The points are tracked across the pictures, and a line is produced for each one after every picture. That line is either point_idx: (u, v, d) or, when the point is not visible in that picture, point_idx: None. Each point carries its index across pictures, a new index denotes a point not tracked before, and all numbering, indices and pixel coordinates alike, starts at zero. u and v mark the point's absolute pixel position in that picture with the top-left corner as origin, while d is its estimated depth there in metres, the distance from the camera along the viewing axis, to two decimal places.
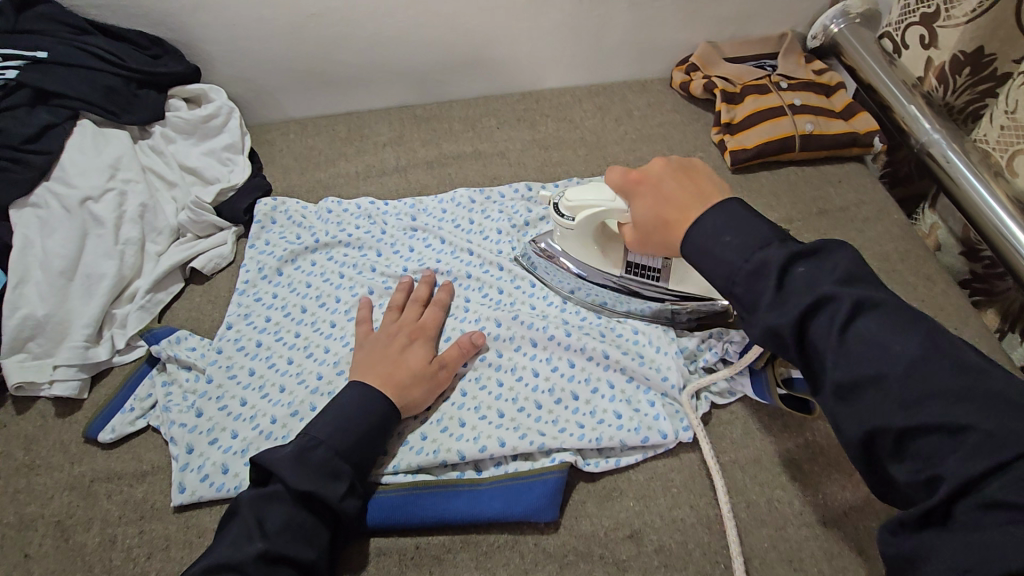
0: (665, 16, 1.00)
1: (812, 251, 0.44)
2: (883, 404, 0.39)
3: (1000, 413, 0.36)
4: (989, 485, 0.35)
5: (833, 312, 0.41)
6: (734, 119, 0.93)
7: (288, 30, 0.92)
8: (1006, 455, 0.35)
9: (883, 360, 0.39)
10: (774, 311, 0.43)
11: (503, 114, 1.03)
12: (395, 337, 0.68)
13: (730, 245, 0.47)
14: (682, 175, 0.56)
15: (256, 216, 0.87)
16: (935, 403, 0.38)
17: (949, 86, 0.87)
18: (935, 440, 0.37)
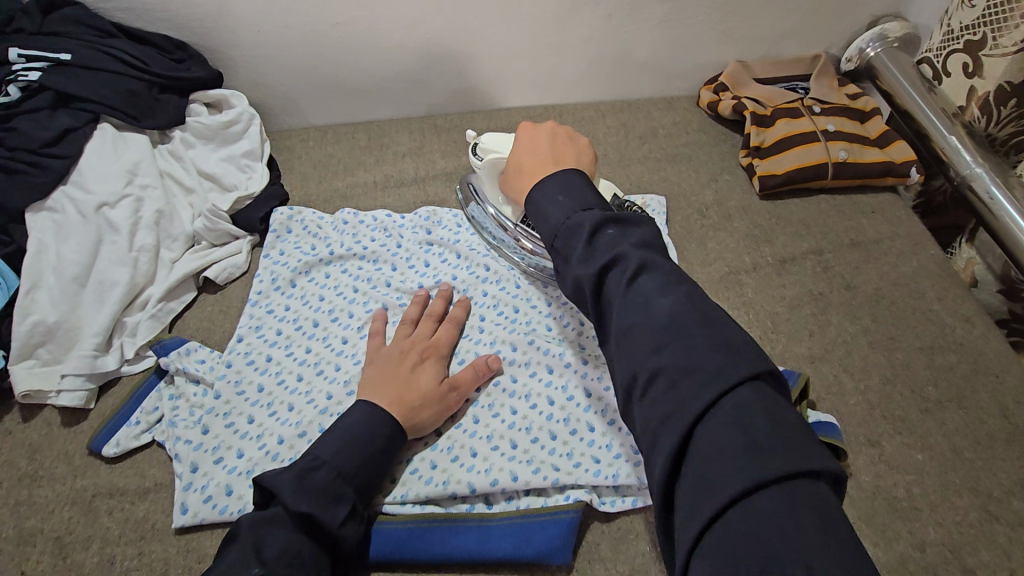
0: (695, 34, 0.98)
1: (622, 218, 0.48)
2: (669, 380, 0.39)
3: (738, 353, 0.39)
4: (713, 416, 0.36)
5: (625, 266, 0.45)
6: (764, 143, 0.90)
7: (312, 38, 0.91)
8: (728, 385, 0.37)
9: (651, 309, 0.42)
10: (581, 265, 0.47)
11: (526, 127, 1.01)
12: (406, 355, 0.66)
13: (562, 205, 0.51)
14: (561, 140, 0.62)
15: (271, 225, 0.85)
16: (686, 348, 0.39)
17: (993, 117, 0.84)
18: (668, 381, 0.39)
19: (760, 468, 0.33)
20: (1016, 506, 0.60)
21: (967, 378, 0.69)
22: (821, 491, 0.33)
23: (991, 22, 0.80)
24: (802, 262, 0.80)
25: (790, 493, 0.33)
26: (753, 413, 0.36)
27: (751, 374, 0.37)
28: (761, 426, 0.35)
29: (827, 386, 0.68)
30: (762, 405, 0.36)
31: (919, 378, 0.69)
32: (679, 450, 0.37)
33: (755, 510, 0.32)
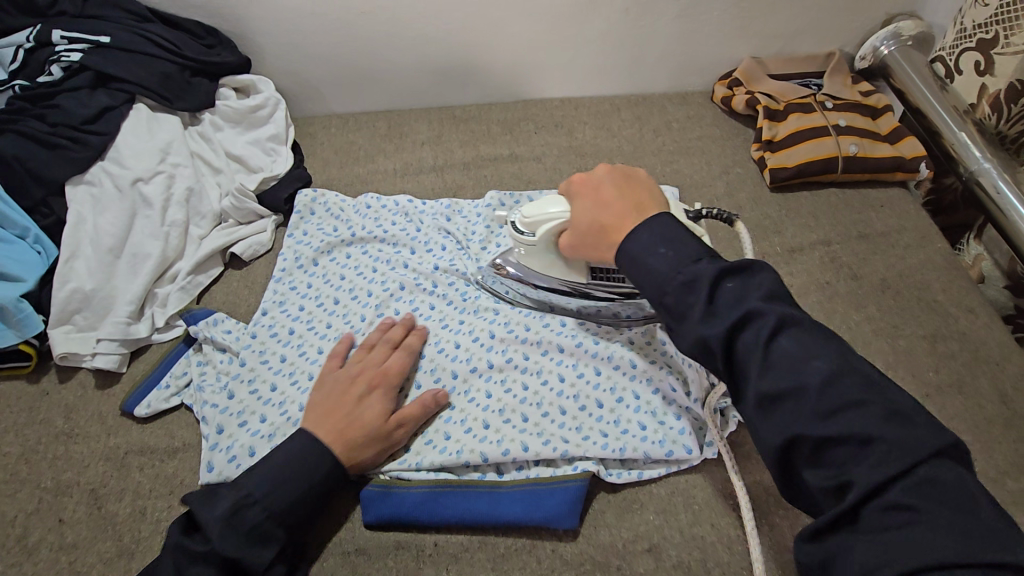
0: (710, 29, 1.00)
1: (742, 267, 0.46)
2: (840, 446, 0.39)
3: (913, 424, 0.38)
4: (894, 489, 0.36)
5: (759, 327, 0.43)
6: (775, 137, 0.92)
7: (337, 27, 0.94)
8: (916, 463, 0.36)
9: (802, 371, 0.41)
10: (706, 323, 0.44)
11: (542, 119, 1.04)
12: (352, 386, 0.65)
13: (665, 257, 0.49)
14: (620, 181, 0.60)
15: (295, 206, 0.88)
16: (850, 411, 0.39)
17: (1004, 115, 0.85)
18: (849, 448, 0.38)
19: (966, 553, 0.33)
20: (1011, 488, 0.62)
21: (969, 367, 0.70)
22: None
23: (1003, 21, 0.82)
24: (810, 252, 0.82)
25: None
26: (939, 496, 0.35)
27: (937, 452, 0.37)
28: (943, 502, 0.35)
29: None
30: (938, 479, 0.36)
31: (920, 365, 0.71)
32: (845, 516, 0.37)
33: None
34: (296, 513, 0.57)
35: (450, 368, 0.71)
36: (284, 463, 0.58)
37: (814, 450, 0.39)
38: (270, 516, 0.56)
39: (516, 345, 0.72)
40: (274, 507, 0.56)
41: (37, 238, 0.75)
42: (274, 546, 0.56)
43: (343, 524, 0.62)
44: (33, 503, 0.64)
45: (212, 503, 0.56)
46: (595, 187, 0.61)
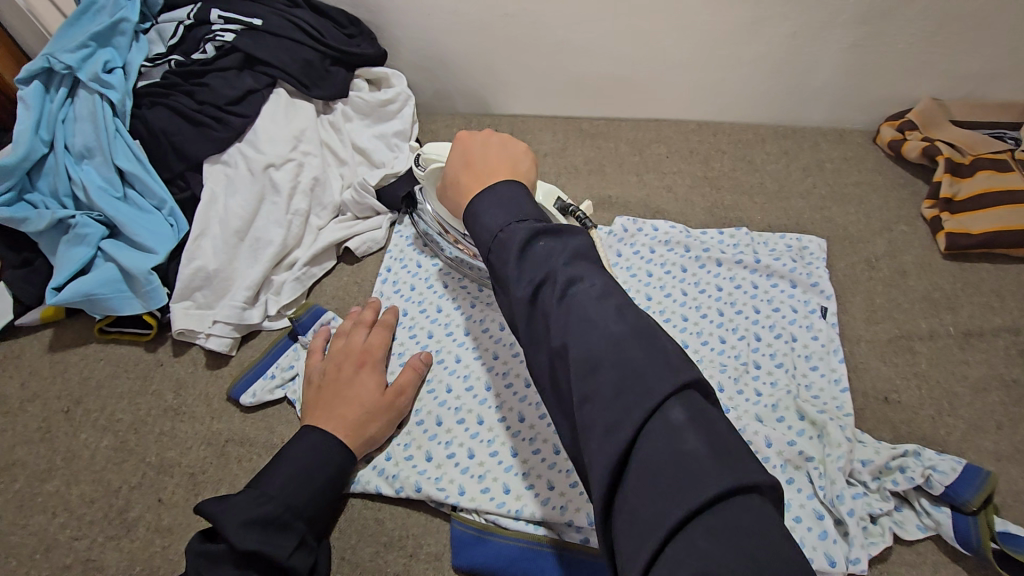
0: (889, 62, 0.88)
1: (555, 228, 0.44)
2: (597, 389, 0.36)
3: (668, 360, 0.36)
4: (643, 447, 0.34)
5: (555, 284, 0.41)
6: (956, 195, 0.80)
7: (475, 27, 0.91)
8: (657, 403, 0.34)
9: (595, 325, 0.38)
10: (517, 282, 0.43)
11: (676, 143, 0.96)
12: (342, 368, 0.65)
13: (503, 219, 0.46)
14: (493, 145, 0.58)
15: (411, 206, 0.87)
16: (625, 368, 0.36)
17: None
18: (604, 392, 0.36)
19: (684, 500, 0.31)
20: None
21: None
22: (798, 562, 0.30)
23: None
24: (992, 339, 0.69)
25: (733, 511, 0.31)
26: (706, 428, 0.34)
27: (678, 386, 0.35)
28: (690, 447, 0.33)
29: (1017, 492, 0.59)
30: (690, 416, 0.34)
31: None
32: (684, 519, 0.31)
33: (704, 539, 0.30)
34: (313, 501, 0.56)
35: None
36: (298, 455, 0.57)
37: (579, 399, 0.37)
38: (288, 507, 0.54)
39: None
40: (292, 499, 0.54)
41: (171, 211, 0.77)
42: (295, 535, 0.53)
43: (431, 563, 0.58)
44: (137, 477, 0.65)
45: (226, 501, 0.52)
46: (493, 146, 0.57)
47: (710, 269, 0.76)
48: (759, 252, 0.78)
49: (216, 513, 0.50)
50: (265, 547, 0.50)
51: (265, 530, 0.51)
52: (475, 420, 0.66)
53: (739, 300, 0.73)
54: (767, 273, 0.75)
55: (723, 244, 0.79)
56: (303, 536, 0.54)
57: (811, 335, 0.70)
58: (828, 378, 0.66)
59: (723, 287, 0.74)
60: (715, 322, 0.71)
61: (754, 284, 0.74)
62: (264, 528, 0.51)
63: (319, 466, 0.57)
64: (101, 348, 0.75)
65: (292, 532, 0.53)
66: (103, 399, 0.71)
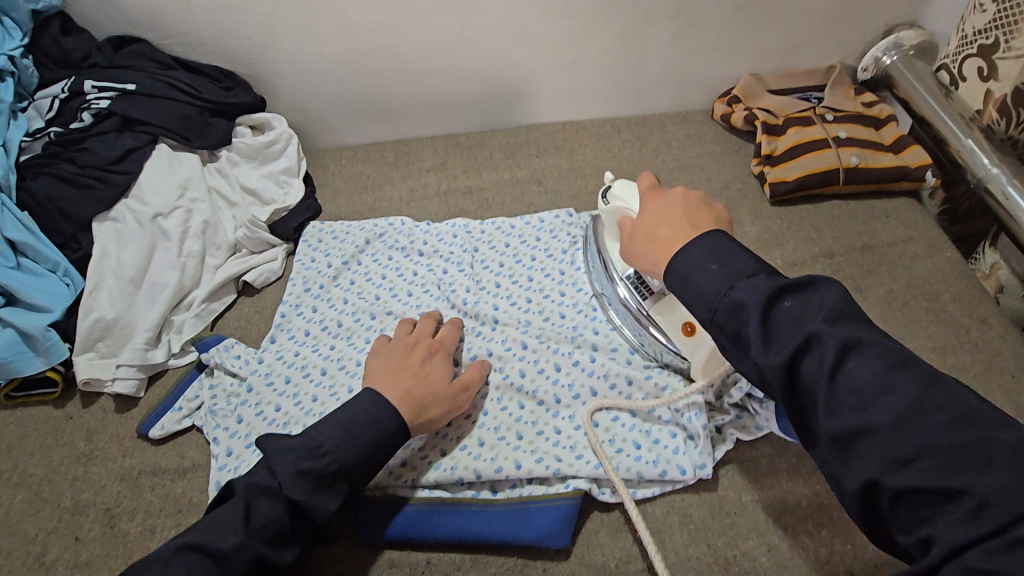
0: (707, 49, 1.01)
1: (800, 286, 0.46)
2: (920, 497, 0.38)
3: (1020, 463, 0.36)
4: (989, 547, 0.35)
5: (820, 355, 0.43)
6: (775, 151, 0.92)
7: (345, 65, 1.00)
8: (1011, 521, 0.34)
9: (874, 412, 0.40)
10: (762, 353, 0.45)
11: (544, 142, 1.06)
12: (413, 354, 0.68)
13: (717, 274, 0.50)
14: (694, 204, 0.60)
15: (304, 235, 0.93)
16: (936, 463, 0.37)
17: (1013, 119, 0.82)
18: (931, 501, 0.38)
19: None
20: None
21: (980, 379, 0.69)
22: None
23: (1002, 26, 0.80)
24: (811, 265, 0.81)
25: None
26: None
27: None
28: None
29: None
30: None
31: None
32: None
33: None
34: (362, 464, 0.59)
35: None
36: (347, 417, 0.60)
37: (891, 498, 0.39)
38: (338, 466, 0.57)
39: (512, 362, 0.73)
40: (343, 459, 0.57)
41: (66, 271, 0.81)
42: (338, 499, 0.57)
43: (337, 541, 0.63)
44: (53, 522, 0.68)
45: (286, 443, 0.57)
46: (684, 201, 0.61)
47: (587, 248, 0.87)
48: None
49: (277, 458, 0.56)
50: (311, 498, 0.56)
51: (315, 481, 0.56)
52: None
53: None
54: None
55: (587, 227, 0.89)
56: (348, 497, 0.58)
57: None
58: None
59: (566, 270, 0.84)
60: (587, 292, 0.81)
61: None
62: (316, 481, 0.56)
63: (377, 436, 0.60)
64: (8, 413, 0.77)
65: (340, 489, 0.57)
66: (14, 458, 0.73)
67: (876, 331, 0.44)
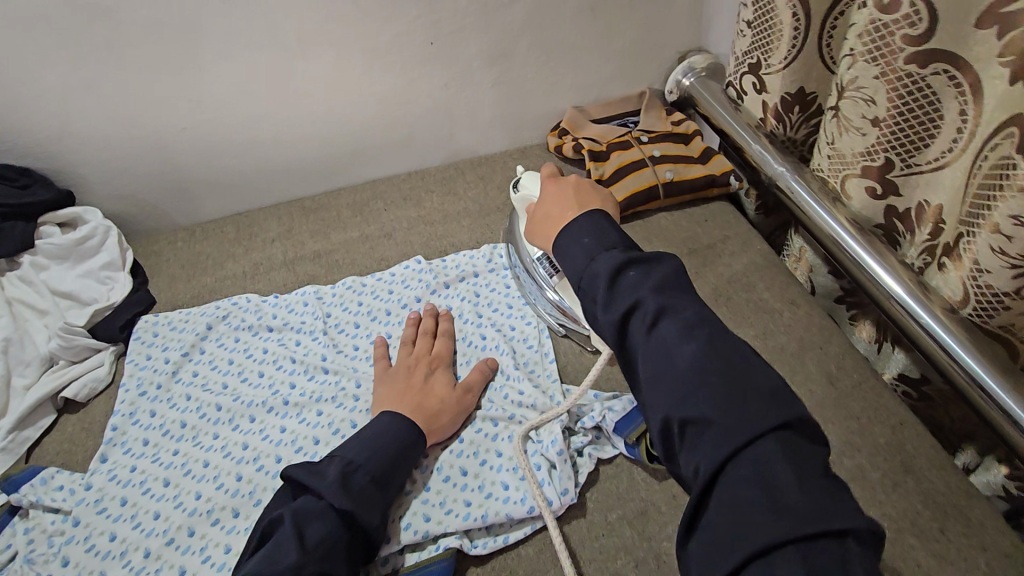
0: (529, 89, 1.07)
1: (646, 260, 0.49)
2: (696, 426, 0.41)
3: (769, 400, 0.41)
4: (741, 466, 0.39)
5: (645, 313, 0.46)
6: (604, 175, 0.99)
7: (161, 146, 0.95)
8: (756, 437, 0.39)
9: (672, 356, 0.44)
10: (606, 310, 0.48)
11: (391, 195, 1.06)
12: (415, 371, 0.73)
13: (586, 246, 0.51)
14: (584, 185, 0.61)
15: (134, 332, 0.85)
16: (713, 399, 0.41)
17: (788, 123, 0.96)
18: (700, 429, 0.41)
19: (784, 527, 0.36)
20: (846, 464, 0.67)
21: (795, 356, 0.77)
22: (850, 548, 0.35)
23: (759, 48, 0.92)
24: None
25: (819, 545, 0.35)
26: (787, 458, 0.38)
27: (778, 427, 0.39)
28: (784, 476, 0.37)
29: None
30: (785, 454, 0.39)
31: None
32: (741, 564, 0.36)
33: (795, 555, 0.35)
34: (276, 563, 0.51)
35: None
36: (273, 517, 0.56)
37: (680, 431, 0.42)
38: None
39: None
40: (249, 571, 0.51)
41: None
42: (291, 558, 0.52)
43: None
44: None
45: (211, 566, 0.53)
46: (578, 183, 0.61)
47: (439, 294, 0.87)
48: (477, 265, 0.91)
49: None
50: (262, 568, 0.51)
51: None
52: (230, 513, 0.66)
53: (466, 311, 0.85)
54: (485, 281, 0.89)
55: (437, 272, 0.90)
56: (313, 568, 0.52)
57: (523, 322, 0.83)
58: (541, 353, 0.79)
59: None
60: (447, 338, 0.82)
61: (476, 293, 0.87)
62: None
63: (344, 456, 0.61)
64: None
65: (292, 542, 0.52)
66: None
67: (696, 299, 0.48)
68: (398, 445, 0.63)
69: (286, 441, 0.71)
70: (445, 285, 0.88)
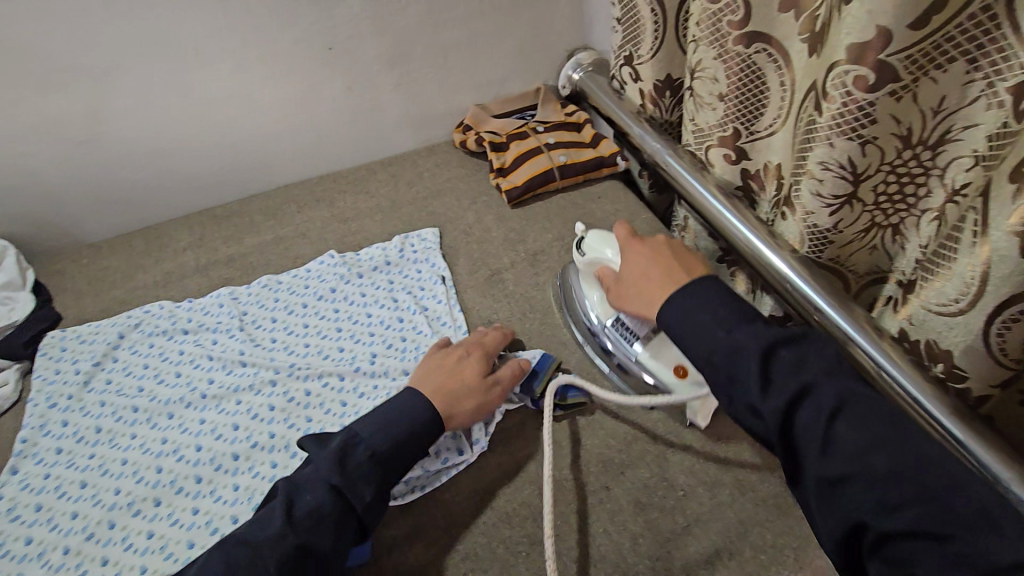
0: (430, 89, 1.14)
1: (793, 338, 0.55)
2: (876, 510, 0.46)
3: (964, 494, 0.46)
4: (912, 547, 0.45)
5: (819, 406, 0.50)
6: (505, 163, 1.07)
7: (56, 162, 0.94)
8: (948, 530, 0.45)
9: (838, 443, 0.49)
10: (763, 399, 0.51)
11: (303, 198, 1.09)
12: (452, 353, 0.72)
13: (708, 322, 0.57)
14: (678, 248, 0.68)
15: (40, 348, 0.84)
16: (904, 492, 0.46)
17: (662, 108, 1.08)
18: (881, 515, 0.46)
19: None
20: None
21: None
22: None
23: (630, 41, 1.03)
24: (549, 251, 0.95)
25: None
26: (941, 537, 0.45)
27: (976, 511, 0.45)
28: (968, 541, 0.44)
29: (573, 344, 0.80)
30: (975, 539, 0.44)
31: None
32: None
33: None
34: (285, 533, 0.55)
35: (228, 450, 0.71)
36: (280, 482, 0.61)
37: (858, 520, 0.47)
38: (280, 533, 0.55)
39: (296, 411, 0.75)
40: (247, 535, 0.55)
41: None
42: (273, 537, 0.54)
43: None
44: None
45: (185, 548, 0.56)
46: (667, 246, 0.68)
47: (354, 283, 0.92)
48: (390, 253, 0.96)
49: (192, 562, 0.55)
50: (252, 535, 0.56)
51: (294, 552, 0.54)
52: (151, 503, 0.67)
53: (381, 296, 0.89)
54: (398, 268, 0.94)
55: (352, 263, 0.94)
56: (294, 539, 0.55)
57: (435, 301, 0.88)
58: (453, 327, 0.84)
59: (341, 308, 0.88)
60: (363, 323, 0.86)
61: (390, 279, 0.92)
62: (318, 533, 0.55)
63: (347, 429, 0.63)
64: None
65: (281, 512, 0.56)
66: None
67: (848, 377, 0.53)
68: (408, 432, 0.63)
69: (206, 431, 0.73)
70: (359, 274, 0.93)
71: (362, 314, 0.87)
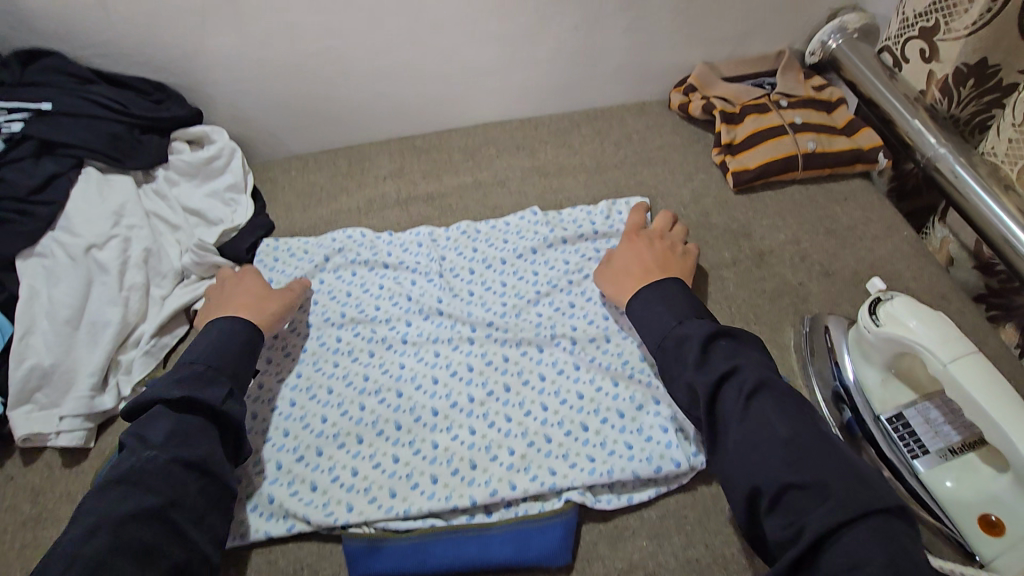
0: (662, 38, 1.00)
1: (731, 332, 0.60)
2: (794, 492, 0.49)
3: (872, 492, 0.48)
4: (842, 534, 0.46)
5: (742, 383, 0.55)
6: (735, 140, 0.93)
7: (285, 71, 0.94)
8: (867, 512, 0.46)
9: (769, 426, 0.52)
10: (699, 371, 0.57)
11: (504, 142, 1.03)
12: (660, 245, 0.76)
13: (664, 312, 0.65)
14: (667, 253, 0.75)
15: (258, 256, 0.88)
16: (789, 465, 0.50)
17: (954, 99, 0.86)
18: (800, 494, 0.49)
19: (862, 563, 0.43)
20: None
21: None
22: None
23: (941, 9, 0.82)
24: (780, 254, 0.82)
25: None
26: (887, 534, 0.45)
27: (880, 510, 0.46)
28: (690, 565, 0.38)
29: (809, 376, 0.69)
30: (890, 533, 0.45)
31: None
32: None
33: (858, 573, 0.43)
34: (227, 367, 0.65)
35: (430, 405, 0.70)
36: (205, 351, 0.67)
37: (775, 497, 0.49)
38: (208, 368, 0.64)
39: (495, 377, 0.72)
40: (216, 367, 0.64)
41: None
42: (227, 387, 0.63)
43: None
44: None
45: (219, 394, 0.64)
46: (662, 255, 0.75)
47: (556, 249, 0.85)
48: (596, 221, 0.87)
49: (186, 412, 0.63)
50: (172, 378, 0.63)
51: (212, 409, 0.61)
52: (355, 440, 0.68)
53: (585, 266, 0.82)
54: (604, 238, 0.85)
55: (552, 225, 0.87)
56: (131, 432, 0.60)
57: None
58: None
59: (540, 272, 0.83)
60: (563, 291, 0.80)
61: (595, 248, 0.84)
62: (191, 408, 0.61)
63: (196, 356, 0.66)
64: None
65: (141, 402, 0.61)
66: None
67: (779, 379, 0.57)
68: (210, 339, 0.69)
69: (406, 378, 0.73)
70: (560, 238, 0.86)
71: (562, 281, 0.81)
